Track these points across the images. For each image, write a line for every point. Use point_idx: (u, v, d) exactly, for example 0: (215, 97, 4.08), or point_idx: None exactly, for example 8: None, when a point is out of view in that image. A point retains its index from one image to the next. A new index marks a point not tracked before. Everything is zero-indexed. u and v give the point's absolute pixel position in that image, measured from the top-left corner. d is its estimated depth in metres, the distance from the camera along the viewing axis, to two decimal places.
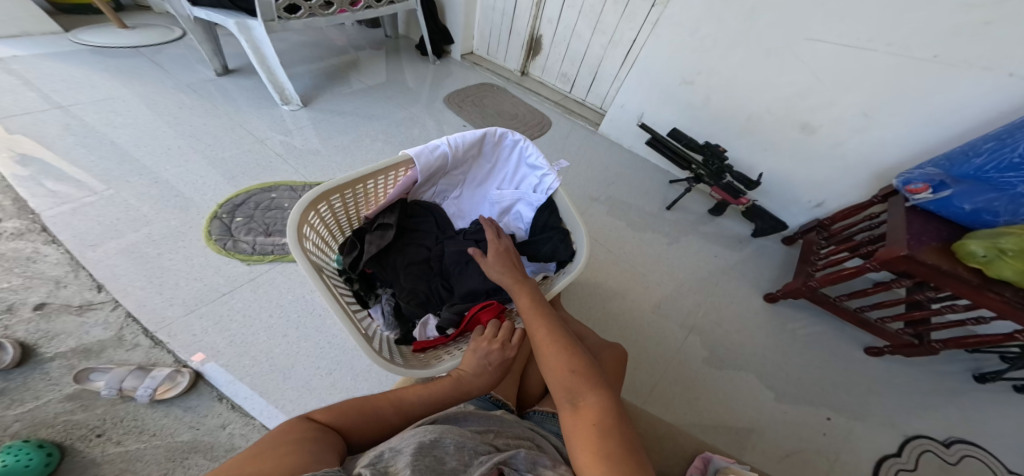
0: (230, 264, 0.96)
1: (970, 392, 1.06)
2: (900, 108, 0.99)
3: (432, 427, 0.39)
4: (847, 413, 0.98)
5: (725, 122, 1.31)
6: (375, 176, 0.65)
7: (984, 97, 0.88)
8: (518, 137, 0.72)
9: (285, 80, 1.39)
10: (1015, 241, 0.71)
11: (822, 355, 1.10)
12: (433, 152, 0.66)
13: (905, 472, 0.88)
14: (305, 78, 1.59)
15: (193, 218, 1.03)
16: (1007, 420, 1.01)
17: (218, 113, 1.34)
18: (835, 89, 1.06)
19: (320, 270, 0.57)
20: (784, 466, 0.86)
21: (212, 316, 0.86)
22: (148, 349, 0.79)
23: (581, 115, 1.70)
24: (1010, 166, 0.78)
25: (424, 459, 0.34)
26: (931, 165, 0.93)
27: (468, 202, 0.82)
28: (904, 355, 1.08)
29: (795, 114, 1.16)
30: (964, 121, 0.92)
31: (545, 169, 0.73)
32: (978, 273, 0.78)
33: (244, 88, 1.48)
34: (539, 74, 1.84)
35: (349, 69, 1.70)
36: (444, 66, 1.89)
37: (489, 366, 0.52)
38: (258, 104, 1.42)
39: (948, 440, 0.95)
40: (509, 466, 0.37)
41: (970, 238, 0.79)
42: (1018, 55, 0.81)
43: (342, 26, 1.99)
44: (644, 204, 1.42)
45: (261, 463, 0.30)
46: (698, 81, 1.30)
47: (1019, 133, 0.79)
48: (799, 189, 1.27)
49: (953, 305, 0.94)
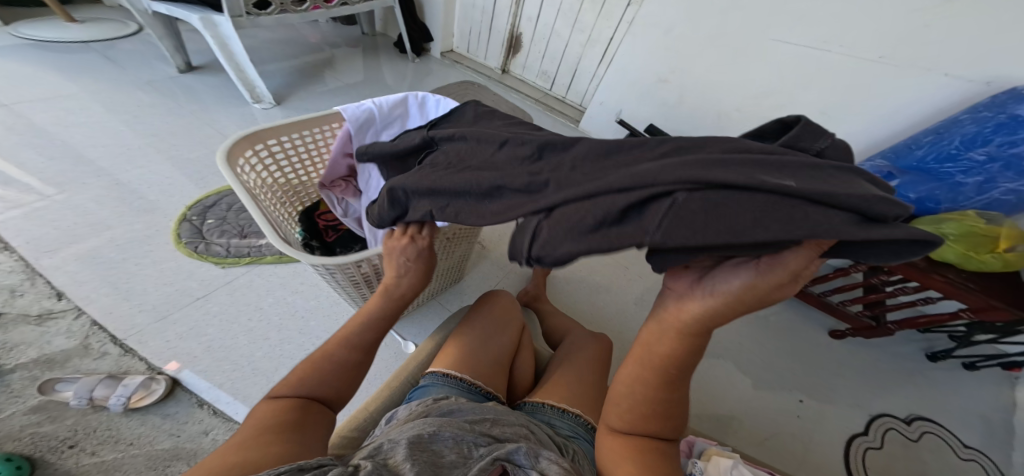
0: (203, 267, 0.94)
1: (924, 371, 1.15)
2: (854, 106, 1.06)
3: (432, 420, 0.42)
4: (819, 396, 1.05)
5: (698, 119, 1.37)
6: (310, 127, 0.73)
7: (924, 97, 0.95)
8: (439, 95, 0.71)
9: (256, 77, 1.36)
10: (955, 225, 0.80)
11: (792, 341, 1.17)
12: (359, 107, 0.67)
13: (871, 449, 0.96)
14: (278, 76, 1.56)
15: (159, 220, 1.00)
16: (953, 394, 1.10)
17: (182, 111, 1.30)
18: (796, 89, 1.13)
19: (259, 200, 0.61)
20: (764, 449, 0.92)
21: (186, 322, 0.84)
22: (117, 357, 0.77)
23: (561, 112, 1.73)
24: (948, 157, 0.86)
25: (422, 455, 0.36)
26: (880, 156, 1.00)
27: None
28: (863, 337, 1.16)
29: (761, 111, 1.22)
30: (906, 119, 1.00)
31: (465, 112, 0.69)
32: (925, 257, 0.86)
33: (212, 87, 1.43)
34: (519, 72, 1.86)
35: (324, 66, 1.68)
36: (423, 64, 1.88)
37: (412, 265, 0.52)
38: (228, 103, 1.39)
39: (909, 417, 1.03)
40: (513, 463, 0.39)
41: (915, 225, 0.86)
42: (951, 58, 0.88)
43: (315, 23, 1.95)
44: None
45: (244, 448, 0.33)
46: (672, 79, 1.35)
47: (953, 127, 0.86)
48: None
49: (903, 287, 1.02)
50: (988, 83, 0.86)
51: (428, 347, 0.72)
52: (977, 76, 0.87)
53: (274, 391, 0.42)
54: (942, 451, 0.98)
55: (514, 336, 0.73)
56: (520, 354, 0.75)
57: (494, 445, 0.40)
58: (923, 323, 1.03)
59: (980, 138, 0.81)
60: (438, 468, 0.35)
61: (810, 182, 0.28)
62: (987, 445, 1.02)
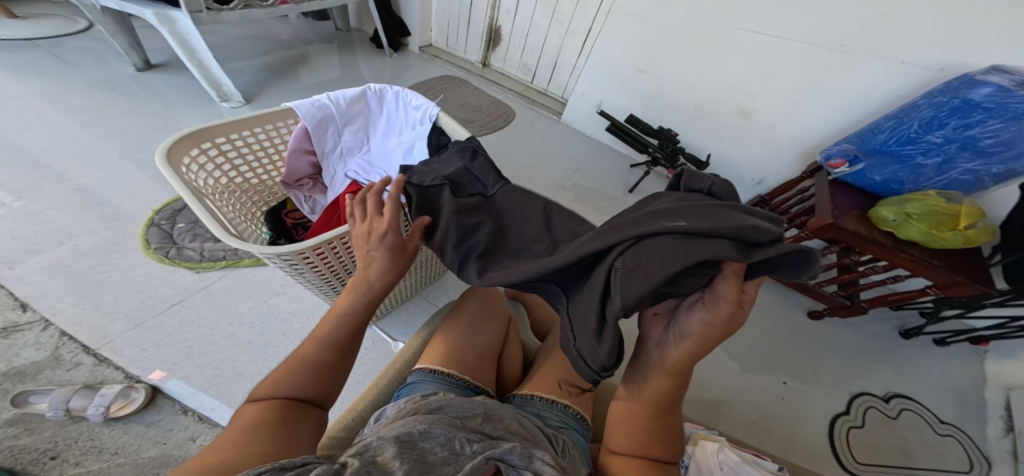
0: (176, 273, 0.92)
1: (898, 349, 1.20)
2: (822, 94, 1.09)
3: (423, 418, 0.41)
4: (801, 378, 1.08)
5: (677, 109, 1.39)
6: (261, 123, 0.70)
7: (886, 84, 0.99)
8: (396, 89, 0.75)
9: (222, 75, 1.32)
10: (917, 205, 0.84)
11: (773, 323, 1.21)
12: (313, 104, 0.69)
13: (854, 427, 1.00)
14: (246, 73, 1.52)
15: (126, 226, 0.97)
16: (925, 369, 1.15)
17: (146, 112, 1.26)
18: (766, 78, 1.16)
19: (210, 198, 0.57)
20: (751, 432, 0.96)
21: (162, 329, 0.83)
22: (92, 367, 0.76)
23: (543, 105, 1.73)
24: (908, 140, 0.89)
25: (410, 452, 0.35)
26: (847, 141, 1.03)
27: (379, 156, 0.77)
28: (840, 316, 1.20)
29: (735, 100, 1.25)
30: (870, 106, 1.04)
31: (421, 105, 0.72)
32: (891, 236, 0.89)
33: (175, 86, 1.39)
34: (500, 65, 1.85)
35: (297, 63, 1.64)
36: (401, 59, 1.86)
37: (380, 252, 0.47)
38: (194, 102, 1.35)
39: (887, 395, 1.07)
40: (506, 463, 0.38)
41: (880, 206, 0.90)
42: (908, 47, 0.92)
43: (286, 19, 1.90)
44: (609, 190, 1.48)
45: (221, 451, 0.32)
46: (649, 70, 1.36)
47: (912, 112, 0.90)
48: (743, 169, 1.37)
49: (875, 266, 1.05)
50: (941, 70, 0.91)
51: (415, 345, 0.72)
52: (931, 62, 0.91)
53: (254, 397, 0.41)
54: (919, 426, 1.02)
55: (502, 330, 0.73)
56: (508, 347, 0.75)
57: (487, 443, 0.39)
58: (895, 301, 1.08)
59: (936, 122, 0.85)
60: (428, 467, 0.34)
61: (699, 213, 0.36)
62: (962, 419, 1.05)
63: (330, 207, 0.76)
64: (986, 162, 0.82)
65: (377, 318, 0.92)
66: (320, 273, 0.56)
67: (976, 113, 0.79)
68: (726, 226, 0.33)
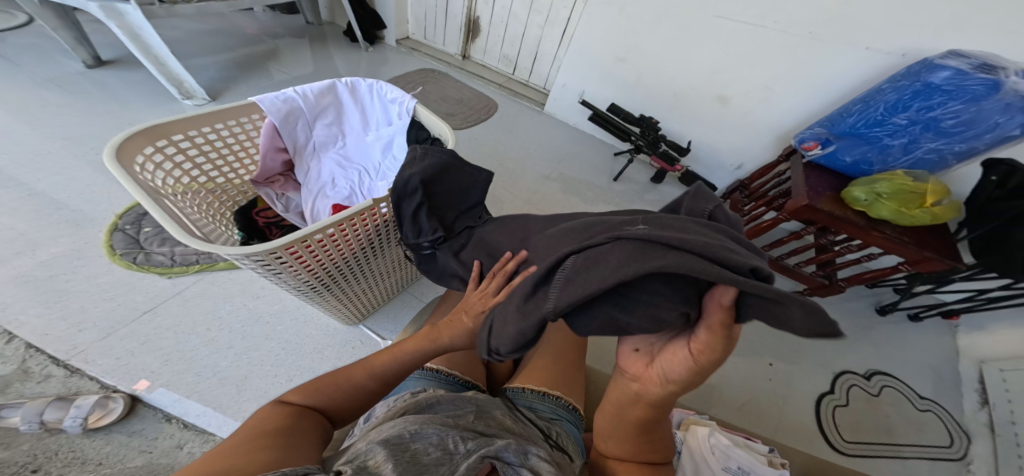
0: (146, 279, 0.90)
1: (875, 325, 1.24)
2: (793, 80, 1.12)
3: (414, 418, 0.40)
4: (786, 359, 1.12)
5: (657, 97, 1.40)
6: (221, 117, 0.65)
7: (854, 69, 1.02)
8: (369, 81, 0.73)
9: (183, 72, 1.26)
10: (887, 184, 0.87)
11: None
12: (278, 98, 0.66)
13: (838, 406, 1.03)
14: (210, 70, 1.46)
15: (87, 233, 0.93)
16: (901, 345, 1.19)
17: (105, 113, 1.21)
18: (741, 64, 1.17)
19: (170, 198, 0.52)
20: (740, 415, 0.99)
21: (137, 337, 0.81)
22: (64, 379, 0.74)
23: (526, 96, 1.72)
24: (875, 122, 0.92)
25: (402, 453, 0.35)
26: (818, 126, 1.06)
27: (355, 150, 0.80)
28: (820, 296, 1.23)
29: (712, 87, 1.26)
30: (840, 90, 1.07)
31: (397, 97, 0.71)
32: (863, 215, 0.92)
33: (128, 83, 1.34)
34: (480, 57, 1.83)
35: (266, 58, 1.60)
36: (378, 52, 1.83)
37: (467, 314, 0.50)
38: (155, 101, 1.30)
39: (869, 373, 1.11)
40: (501, 460, 0.40)
41: (853, 186, 0.93)
42: (872, 32, 0.95)
43: (251, 13, 1.84)
44: (594, 179, 1.49)
45: (232, 455, 0.31)
46: (628, 58, 1.36)
47: (877, 95, 0.93)
48: (723, 154, 1.40)
49: (850, 245, 1.09)
50: (903, 55, 0.95)
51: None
52: (891, 48, 0.95)
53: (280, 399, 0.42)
54: (900, 402, 1.06)
55: None
56: None
57: (481, 440, 0.41)
58: (869, 279, 1.11)
59: (900, 105, 0.87)
60: (423, 468, 0.34)
61: (667, 228, 0.34)
62: (938, 393, 1.09)
63: (306, 204, 0.77)
64: (948, 142, 0.85)
65: (363, 317, 0.91)
66: (299, 272, 0.54)
67: (937, 96, 0.82)
68: (691, 240, 0.30)
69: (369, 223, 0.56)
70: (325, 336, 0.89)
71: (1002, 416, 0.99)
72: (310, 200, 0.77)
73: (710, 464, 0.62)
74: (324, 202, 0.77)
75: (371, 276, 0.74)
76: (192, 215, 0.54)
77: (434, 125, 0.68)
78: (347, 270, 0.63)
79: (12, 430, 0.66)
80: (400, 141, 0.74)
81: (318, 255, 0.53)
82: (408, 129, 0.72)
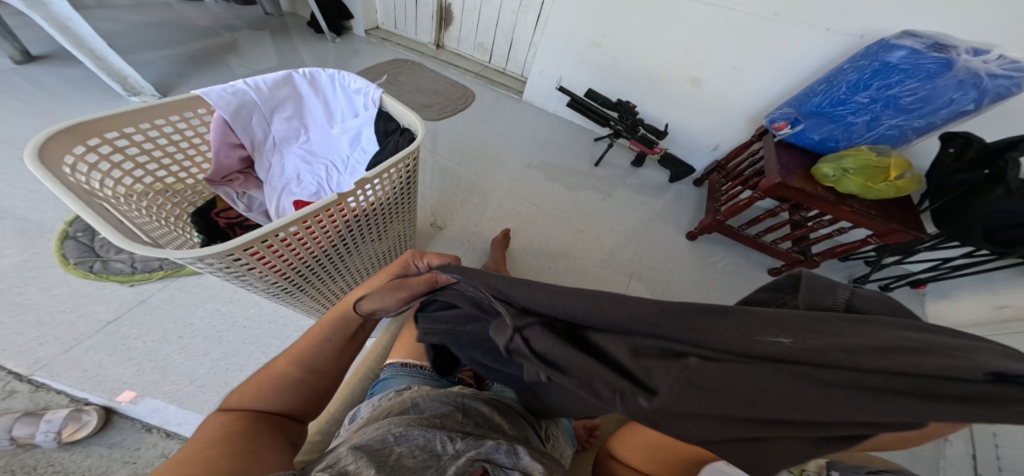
0: (106, 288, 0.84)
1: None
2: (762, 62, 1.14)
3: (399, 420, 0.40)
4: None
5: (633, 82, 1.40)
6: (161, 112, 0.60)
7: (819, 49, 1.05)
8: (329, 71, 0.72)
9: (126, 67, 1.17)
10: (853, 160, 0.90)
11: (740, 282, 1.25)
12: (227, 91, 0.64)
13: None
14: (160, 64, 1.37)
15: (34, 242, 0.86)
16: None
17: (37, 113, 1.09)
18: (713, 46, 1.18)
19: (109, 202, 0.48)
20: None
21: (104, 347, 0.77)
22: (30, 394, 0.72)
23: (503, 85, 1.70)
24: (839, 101, 0.94)
25: (384, 458, 0.35)
26: (787, 106, 1.08)
27: (320, 144, 0.79)
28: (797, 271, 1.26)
29: (685, 70, 1.27)
30: (806, 70, 1.10)
31: (360, 87, 0.71)
32: (832, 191, 0.95)
33: (66, 79, 1.22)
34: (454, 46, 1.80)
35: (225, 52, 1.52)
36: (347, 44, 1.77)
37: (385, 305, 0.45)
38: (94, 97, 1.19)
39: None
40: (492, 462, 0.38)
41: (822, 163, 0.95)
42: (833, 13, 0.98)
43: (203, 5, 1.74)
44: (575, 165, 1.49)
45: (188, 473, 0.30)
46: (603, 43, 1.36)
47: (840, 75, 0.95)
48: (699, 137, 1.42)
49: (823, 220, 1.11)
50: (861, 36, 0.98)
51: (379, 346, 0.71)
52: (851, 29, 0.98)
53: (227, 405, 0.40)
54: None
55: None
56: None
57: (471, 440, 0.39)
58: (842, 252, 1.15)
59: (861, 84, 0.90)
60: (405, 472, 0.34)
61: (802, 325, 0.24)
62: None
63: (270, 202, 0.76)
64: (908, 118, 0.88)
65: None
66: (264, 273, 0.52)
67: (895, 74, 0.85)
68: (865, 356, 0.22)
69: (335, 219, 0.56)
70: None
71: None
72: (274, 197, 0.76)
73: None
74: (289, 199, 0.76)
75: (347, 274, 0.73)
76: (137, 220, 0.50)
77: (401, 115, 0.67)
78: (317, 270, 0.62)
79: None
80: (368, 133, 0.74)
81: (280, 253, 0.52)
82: (375, 119, 0.71)
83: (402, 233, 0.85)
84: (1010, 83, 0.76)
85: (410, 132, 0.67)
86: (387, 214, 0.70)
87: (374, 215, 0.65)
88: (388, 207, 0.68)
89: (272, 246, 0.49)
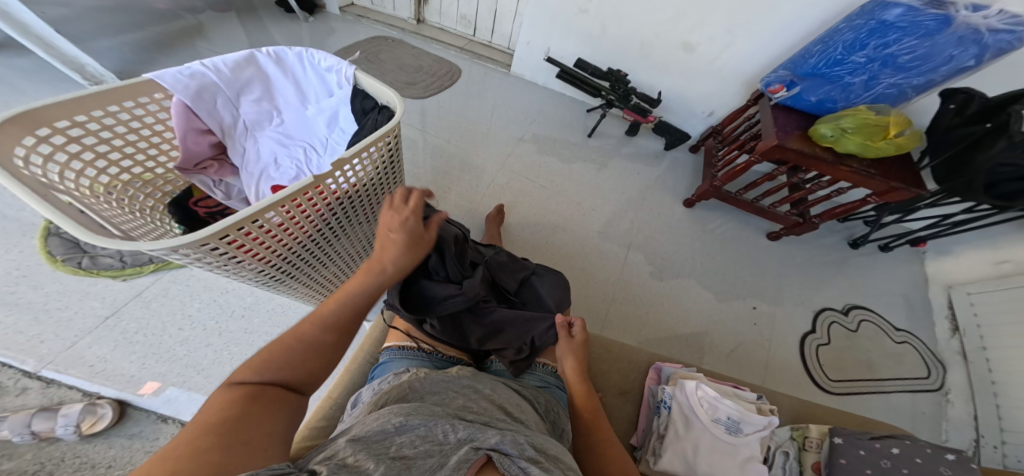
0: (99, 284, 0.86)
1: (851, 259, 1.26)
2: (756, 22, 1.10)
3: (399, 409, 0.37)
4: (768, 301, 1.13)
5: (623, 49, 1.35)
6: (113, 98, 0.57)
7: (815, 6, 1.01)
8: (298, 48, 0.69)
9: (87, 58, 1.12)
10: (851, 120, 0.86)
11: (737, 249, 1.24)
12: (183, 73, 0.62)
13: (821, 345, 1.06)
14: (119, 52, 1.32)
15: (17, 241, 0.86)
16: (877, 277, 1.22)
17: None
18: (704, 8, 1.13)
19: (75, 195, 0.46)
20: (729, 360, 1.01)
21: (109, 341, 0.79)
22: (42, 390, 0.74)
23: (490, 58, 1.64)
24: (836, 62, 0.90)
25: (383, 450, 0.31)
26: (781, 70, 1.05)
27: (295, 125, 0.78)
28: (796, 234, 1.24)
29: (677, 34, 1.22)
30: (802, 29, 1.06)
31: (332, 64, 0.69)
32: (831, 151, 0.92)
33: (22, 71, 1.17)
34: (436, 20, 1.71)
35: (190, 36, 1.47)
36: (322, 23, 1.69)
37: (420, 248, 0.48)
38: (52, 89, 1.14)
39: (847, 308, 1.14)
40: (499, 451, 0.34)
41: (820, 124, 0.92)
42: None
43: None
44: (567, 137, 1.46)
45: (175, 462, 0.25)
46: (591, 9, 1.29)
47: (836, 35, 0.92)
48: (694, 103, 1.38)
49: (821, 182, 1.09)
50: None
51: (377, 332, 0.70)
52: None
53: (233, 378, 0.35)
54: (877, 335, 1.09)
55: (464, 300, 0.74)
56: None
57: (475, 429, 0.36)
58: (841, 213, 1.12)
59: (857, 43, 0.86)
60: (408, 463, 0.30)
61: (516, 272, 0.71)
62: (913, 323, 1.12)
63: (249, 188, 0.75)
64: (907, 76, 0.84)
65: None
66: (251, 262, 0.53)
67: (892, 33, 0.82)
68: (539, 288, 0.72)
69: (316, 202, 0.55)
70: None
71: (971, 344, 1.01)
72: (252, 183, 0.75)
73: (700, 416, 0.71)
74: (268, 184, 0.75)
75: (338, 259, 0.73)
76: (107, 213, 0.49)
77: (379, 92, 0.65)
78: (305, 256, 0.62)
79: (6, 442, 0.69)
80: (345, 112, 0.72)
81: (261, 241, 0.51)
82: (351, 97, 0.70)
83: None
84: (1011, 37, 0.74)
85: (389, 109, 0.66)
86: (372, 199, 0.69)
87: (358, 196, 0.64)
88: (374, 189, 0.68)
89: (251, 233, 0.49)
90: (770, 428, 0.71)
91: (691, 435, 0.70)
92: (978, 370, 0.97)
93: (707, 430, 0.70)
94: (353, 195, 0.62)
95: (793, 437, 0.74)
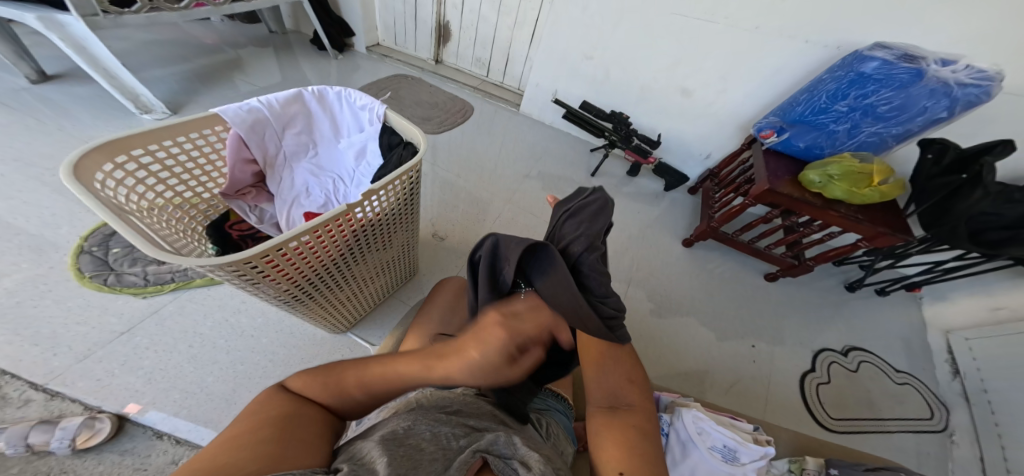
0: (120, 300, 0.88)
1: (847, 302, 1.29)
2: (747, 73, 1.21)
3: (405, 415, 0.39)
4: (768, 341, 1.15)
5: (624, 91, 1.45)
6: (180, 131, 0.63)
7: (799, 60, 1.12)
8: (338, 88, 0.76)
9: (137, 84, 1.21)
10: (837, 167, 0.93)
11: (735, 288, 1.27)
12: (242, 108, 0.68)
13: (821, 384, 1.06)
14: (166, 82, 1.42)
15: (50, 256, 0.89)
16: (874, 319, 1.24)
17: (50, 131, 1.12)
18: (699, 57, 1.24)
19: (134, 213, 0.50)
20: (731, 397, 1.01)
21: (115, 358, 0.80)
22: (45, 403, 0.73)
23: (501, 98, 1.75)
24: (821, 110, 0.99)
25: (397, 449, 0.33)
26: (771, 115, 1.13)
27: (327, 158, 0.84)
28: (793, 276, 1.27)
29: (677, 81, 1.33)
30: (788, 80, 1.17)
31: (368, 103, 0.75)
32: (820, 196, 0.98)
33: (74, 97, 1.25)
34: (453, 61, 1.86)
35: (229, 69, 1.58)
36: (348, 60, 1.83)
37: None
38: (100, 114, 1.22)
39: (846, 350, 1.15)
40: (493, 453, 0.36)
41: (809, 170, 0.99)
42: (807, 27, 1.05)
43: (207, 23, 1.79)
44: (572, 174, 1.53)
45: (236, 445, 0.32)
46: (596, 56, 1.41)
47: (818, 86, 1.01)
48: (692, 145, 1.46)
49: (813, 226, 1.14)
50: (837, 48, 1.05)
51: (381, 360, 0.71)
52: (827, 41, 1.06)
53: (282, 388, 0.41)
54: (878, 376, 1.09)
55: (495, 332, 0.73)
56: None
57: (473, 435, 0.38)
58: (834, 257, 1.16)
59: (839, 93, 0.94)
60: (415, 462, 0.32)
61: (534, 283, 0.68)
62: (914, 366, 1.13)
63: (280, 214, 0.80)
64: (886, 125, 0.92)
65: (351, 324, 0.94)
66: (279, 281, 0.56)
67: (870, 84, 0.90)
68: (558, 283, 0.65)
69: (344, 229, 0.59)
70: (309, 348, 0.90)
71: (972, 386, 1.01)
72: (285, 208, 0.81)
73: (697, 444, 0.71)
74: (298, 210, 0.81)
75: (353, 282, 0.76)
76: (157, 228, 0.53)
77: (404, 129, 0.71)
78: (325, 277, 0.65)
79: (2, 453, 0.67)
80: (373, 147, 0.78)
81: (292, 262, 0.55)
82: (380, 133, 0.76)
83: (406, 243, 0.88)
84: (979, 91, 0.81)
85: (412, 145, 0.71)
86: (392, 229, 0.74)
87: (382, 221, 0.68)
88: (393, 219, 0.72)
89: (285, 254, 0.53)
90: (766, 458, 0.70)
91: (689, 462, 0.70)
92: (981, 413, 0.97)
93: (704, 457, 0.69)
94: (376, 221, 0.66)
95: (792, 469, 0.74)
